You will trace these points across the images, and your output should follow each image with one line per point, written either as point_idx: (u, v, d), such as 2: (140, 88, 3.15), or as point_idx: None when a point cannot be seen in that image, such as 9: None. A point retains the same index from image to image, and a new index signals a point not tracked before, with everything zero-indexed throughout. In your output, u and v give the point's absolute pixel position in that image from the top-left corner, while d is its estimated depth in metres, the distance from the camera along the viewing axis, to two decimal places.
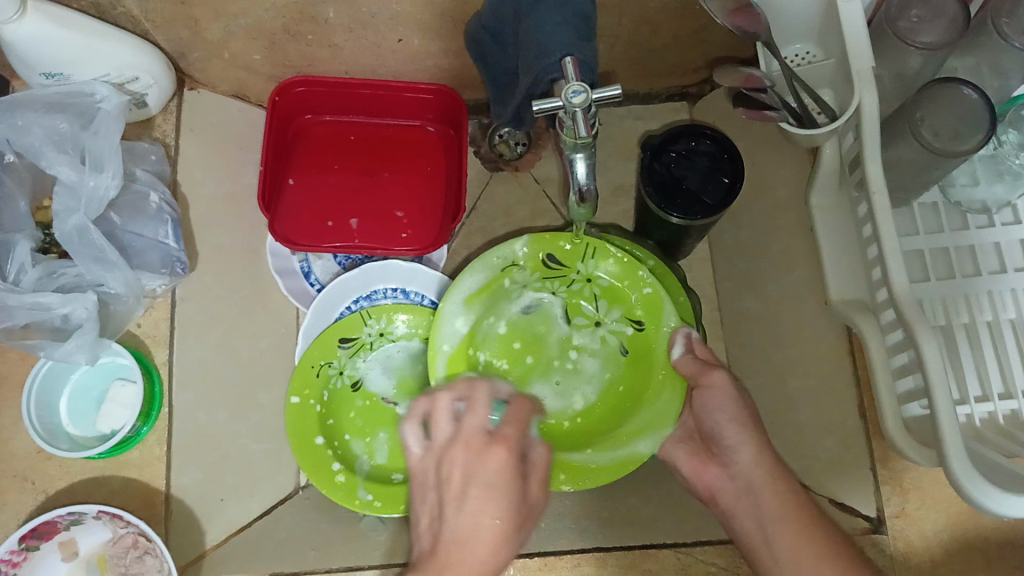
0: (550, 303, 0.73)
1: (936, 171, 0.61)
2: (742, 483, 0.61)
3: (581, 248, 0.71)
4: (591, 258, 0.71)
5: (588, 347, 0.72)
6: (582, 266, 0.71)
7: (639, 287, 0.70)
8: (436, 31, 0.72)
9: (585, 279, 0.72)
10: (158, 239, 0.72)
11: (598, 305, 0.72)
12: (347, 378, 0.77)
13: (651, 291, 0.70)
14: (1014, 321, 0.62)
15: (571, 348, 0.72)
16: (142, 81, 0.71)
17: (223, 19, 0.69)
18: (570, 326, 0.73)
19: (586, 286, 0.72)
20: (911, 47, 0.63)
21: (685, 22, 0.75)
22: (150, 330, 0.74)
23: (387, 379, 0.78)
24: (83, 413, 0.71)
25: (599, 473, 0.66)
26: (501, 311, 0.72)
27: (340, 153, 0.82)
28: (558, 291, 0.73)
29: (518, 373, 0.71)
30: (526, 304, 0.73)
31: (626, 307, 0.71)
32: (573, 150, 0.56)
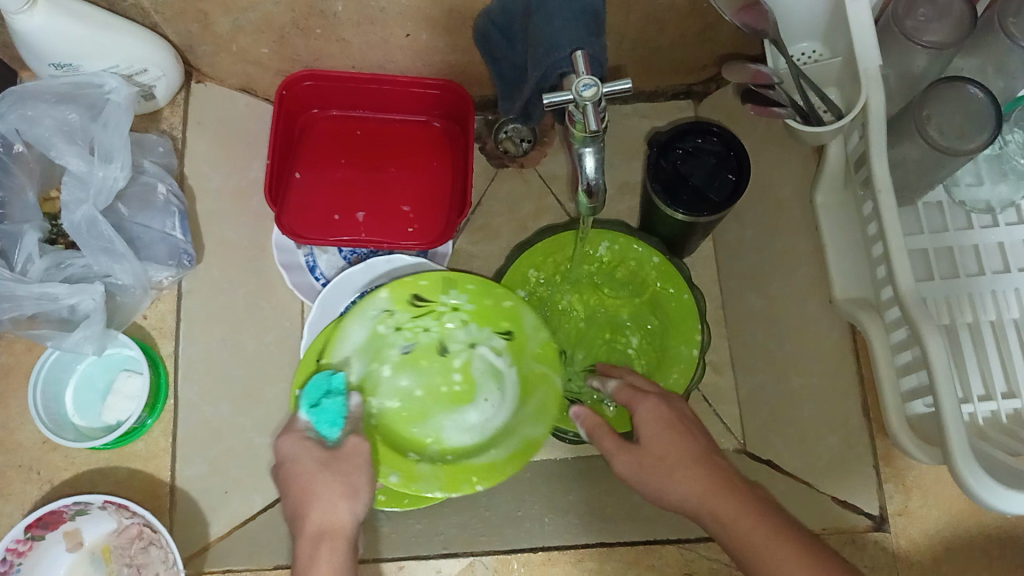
0: (425, 339, 0.75)
1: (940, 170, 0.61)
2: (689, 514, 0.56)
3: (439, 282, 0.73)
4: (450, 288, 0.73)
5: (468, 371, 0.74)
6: (445, 298, 0.74)
7: (502, 302, 0.73)
8: (444, 27, 0.72)
9: (451, 309, 0.74)
10: (166, 231, 0.72)
11: (469, 329, 0.75)
12: None
13: (513, 302, 0.73)
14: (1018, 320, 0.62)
15: (451, 376, 0.74)
16: (151, 74, 0.71)
17: (231, 13, 0.69)
18: (447, 355, 0.75)
19: (455, 314, 0.75)
20: (917, 46, 0.63)
21: (692, 20, 0.75)
22: (157, 322, 0.72)
23: None
24: (89, 406, 0.71)
25: (428, 485, 0.68)
26: (384, 357, 0.73)
27: (345, 147, 0.83)
28: (432, 325, 0.75)
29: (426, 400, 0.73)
30: (403, 345, 0.74)
31: (494, 325, 0.74)
32: (582, 144, 0.56)
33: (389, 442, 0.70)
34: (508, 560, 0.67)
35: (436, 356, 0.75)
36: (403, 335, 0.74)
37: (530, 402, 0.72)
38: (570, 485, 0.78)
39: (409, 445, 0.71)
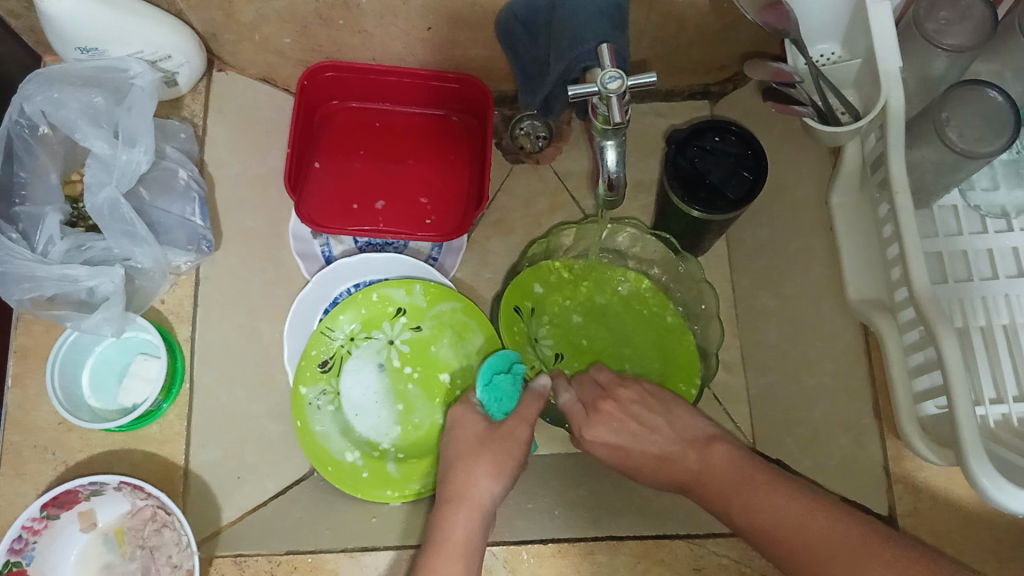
0: (354, 375, 0.79)
1: (957, 172, 0.62)
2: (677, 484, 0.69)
3: (322, 332, 0.77)
4: (333, 329, 0.78)
5: (410, 363, 0.80)
6: (337, 339, 0.78)
7: (377, 300, 0.80)
8: (465, 20, 0.73)
9: (348, 342, 0.79)
10: (185, 217, 0.72)
11: (368, 344, 0.80)
12: (354, 401, 0.78)
13: (379, 293, 0.79)
14: None
15: (407, 376, 0.80)
16: (174, 60, 0.71)
17: (256, 1, 0.70)
18: (378, 369, 0.80)
19: (353, 342, 0.79)
20: (937, 49, 0.64)
21: (712, 19, 0.76)
22: (175, 307, 0.73)
23: (382, 372, 0.80)
24: (105, 388, 0.72)
25: None
26: (344, 410, 0.78)
27: (364, 139, 0.83)
28: (349, 361, 0.79)
29: (405, 400, 0.79)
30: (341, 395, 0.78)
31: (372, 324, 0.80)
32: (603, 136, 0.57)
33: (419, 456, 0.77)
34: (518, 551, 0.67)
35: (375, 373, 0.80)
36: (343, 390, 0.78)
37: (453, 334, 0.80)
38: (579, 479, 0.78)
39: (435, 437, 0.78)
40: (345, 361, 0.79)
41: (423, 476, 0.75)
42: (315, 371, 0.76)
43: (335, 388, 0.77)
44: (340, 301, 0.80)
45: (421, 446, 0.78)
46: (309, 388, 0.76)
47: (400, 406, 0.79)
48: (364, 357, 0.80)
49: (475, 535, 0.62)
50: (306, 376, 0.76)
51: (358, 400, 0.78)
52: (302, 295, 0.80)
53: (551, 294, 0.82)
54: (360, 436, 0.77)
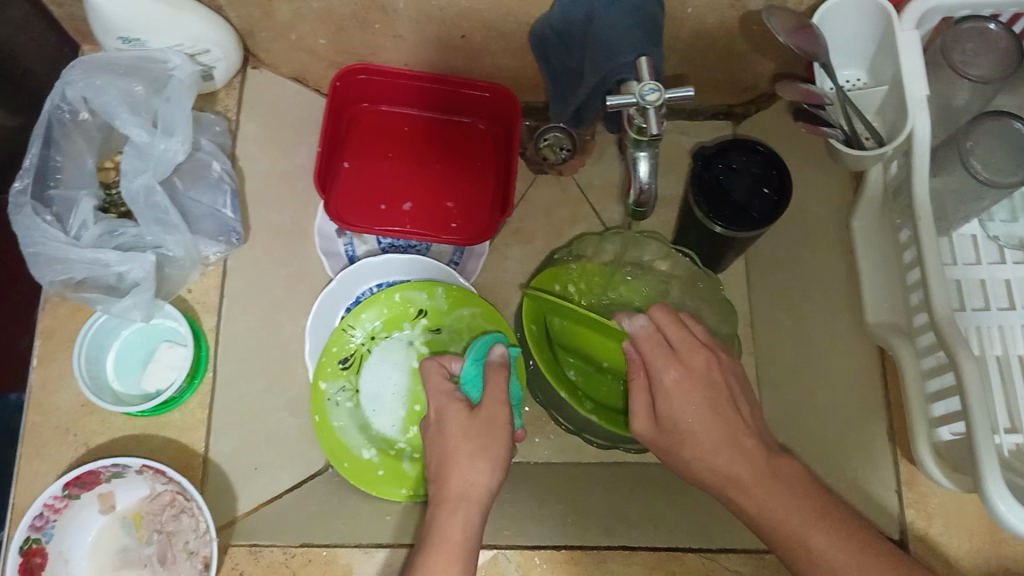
0: (373, 373, 0.79)
1: (981, 200, 0.63)
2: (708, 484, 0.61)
3: (342, 329, 0.78)
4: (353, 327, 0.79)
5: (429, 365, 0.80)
6: (357, 338, 0.79)
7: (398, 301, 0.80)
8: (499, 29, 0.74)
9: (369, 341, 0.80)
10: (216, 208, 0.73)
11: (389, 344, 0.80)
12: (373, 399, 0.79)
13: (400, 294, 0.80)
14: None
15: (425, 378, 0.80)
16: (212, 55, 0.72)
17: (294, 1, 0.71)
18: (398, 370, 0.80)
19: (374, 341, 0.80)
20: (963, 78, 0.65)
21: (741, 41, 0.77)
22: (200, 296, 0.74)
23: (402, 373, 0.80)
24: (129, 372, 0.72)
25: None
26: (361, 408, 0.78)
27: (392, 141, 0.84)
28: (370, 360, 0.79)
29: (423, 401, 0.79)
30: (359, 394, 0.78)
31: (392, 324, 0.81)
32: (637, 147, 0.58)
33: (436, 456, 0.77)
34: (529, 556, 0.68)
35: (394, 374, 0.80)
36: (362, 389, 0.79)
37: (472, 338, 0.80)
38: (590, 488, 0.79)
39: None
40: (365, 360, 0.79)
41: None
42: (335, 368, 0.77)
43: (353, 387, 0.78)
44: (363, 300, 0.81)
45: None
46: (329, 383, 0.76)
47: (418, 408, 0.79)
48: (384, 357, 0.80)
49: (472, 536, 0.59)
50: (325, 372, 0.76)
51: (377, 399, 0.79)
52: (326, 291, 0.81)
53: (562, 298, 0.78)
54: (378, 434, 0.78)
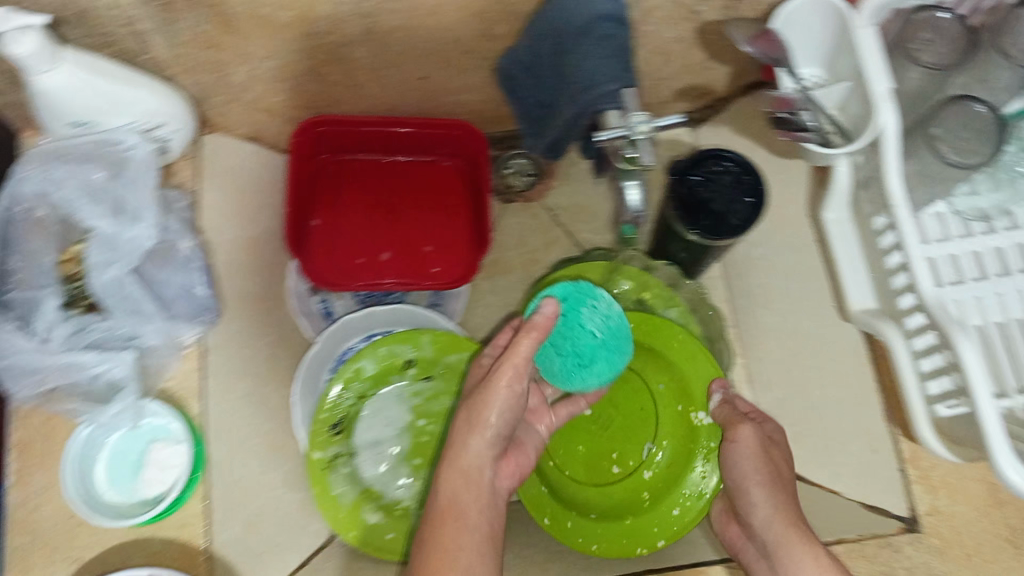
0: (363, 427, 0.79)
1: (947, 177, 0.68)
2: (760, 542, 0.67)
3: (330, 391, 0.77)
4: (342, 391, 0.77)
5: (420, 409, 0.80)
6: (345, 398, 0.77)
7: (379, 351, 0.78)
8: (462, 66, 0.73)
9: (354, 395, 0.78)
10: (188, 287, 0.71)
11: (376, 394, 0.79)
12: (364, 458, 0.78)
13: (383, 347, 0.78)
14: None
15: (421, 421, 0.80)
16: (168, 128, 0.69)
17: (250, 63, 0.69)
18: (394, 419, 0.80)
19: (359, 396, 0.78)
20: (916, 66, 0.68)
21: (698, 52, 0.78)
22: (181, 384, 0.72)
23: (389, 424, 0.79)
24: (121, 477, 0.68)
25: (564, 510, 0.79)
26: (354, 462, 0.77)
27: (358, 190, 0.81)
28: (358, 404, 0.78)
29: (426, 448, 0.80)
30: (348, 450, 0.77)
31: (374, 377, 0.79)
32: (626, 176, 0.59)
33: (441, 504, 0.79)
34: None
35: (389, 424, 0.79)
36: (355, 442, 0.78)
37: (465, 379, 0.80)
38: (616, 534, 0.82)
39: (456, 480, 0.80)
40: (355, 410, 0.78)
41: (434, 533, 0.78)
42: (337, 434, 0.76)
43: (347, 450, 0.77)
44: (348, 359, 0.79)
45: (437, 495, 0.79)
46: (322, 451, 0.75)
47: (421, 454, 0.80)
48: (372, 413, 0.79)
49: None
50: (324, 444, 0.75)
51: (371, 456, 0.78)
52: (306, 357, 0.77)
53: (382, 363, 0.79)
54: (383, 497, 0.78)
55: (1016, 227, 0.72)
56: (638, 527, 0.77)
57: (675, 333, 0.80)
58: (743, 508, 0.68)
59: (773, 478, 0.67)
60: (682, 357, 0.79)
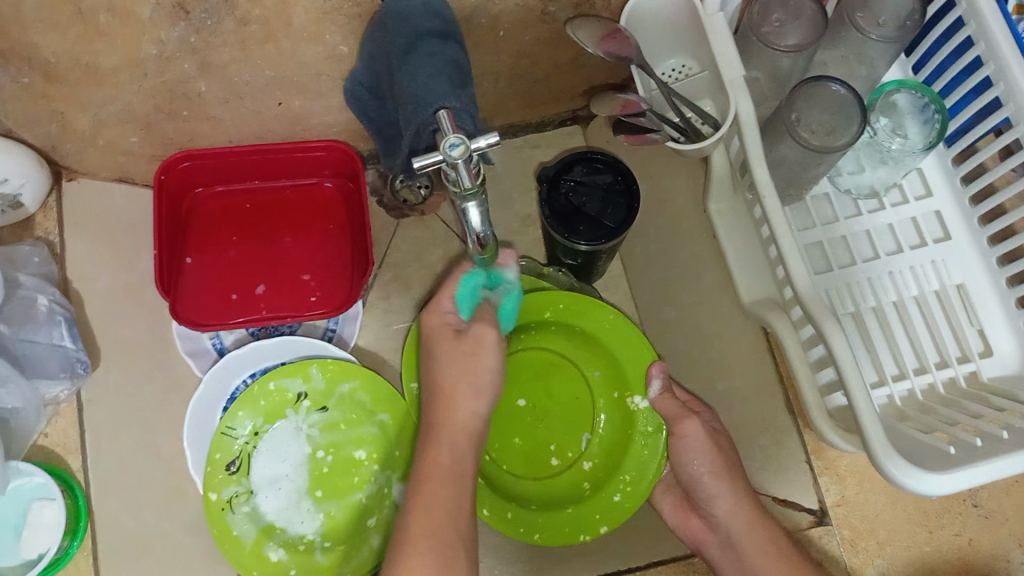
0: (265, 466, 0.76)
1: (816, 166, 0.63)
2: (723, 533, 0.67)
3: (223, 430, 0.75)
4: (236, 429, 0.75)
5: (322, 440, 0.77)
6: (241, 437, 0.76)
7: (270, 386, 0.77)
8: (315, 90, 0.71)
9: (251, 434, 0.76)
10: (54, 342, 0.71)
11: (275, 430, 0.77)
12: (266, 496, 0.75)
13: (273, 382, 0.77)
14: (937, 291, 0.66)
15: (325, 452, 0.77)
16: (13, 183, 0.69)
17: (90, 108, 0.66)
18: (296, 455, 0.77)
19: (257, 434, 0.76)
20: (777, 51, 0.64)
21: (563, 51, 0.75)
22: (59, 439, 0.72)
23: (290, 461, 0.77)
24: (1, 544, 0.68)
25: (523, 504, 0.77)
26: (255, 503, 0.75)
27: (236, 223, 0.81)
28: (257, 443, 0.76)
29: (333, 481, 0.77)
30: (248, 489, 0.75)
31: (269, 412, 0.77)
32: (463, 199, 0.55)
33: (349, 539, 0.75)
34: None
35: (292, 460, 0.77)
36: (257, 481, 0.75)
37: (361, 406, 0.78)
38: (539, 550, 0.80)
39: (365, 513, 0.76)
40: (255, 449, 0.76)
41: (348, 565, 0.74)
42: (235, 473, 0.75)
43: (246, 489, 0.75)
44: (237, 397, 0.77)
45: (346, 530, 0.76)
46: (218, 492, 0.73)
47: (326, 489, 0.76)
48: (271, 449, 0.76)
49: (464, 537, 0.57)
50: (218, 485, 0.74)
51: (275, 495, 0.76)
52: (195, 399, 0.77)
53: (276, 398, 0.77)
54: (287, 533, 0.75)
55: (906, 200, 0.68)
56: (585, 519, 0.75)
57: (611, 320, 0.78)
58: (701, 501, 0.69)
59: (720, 462, 0.68)
60: (617, 343, 0.78)
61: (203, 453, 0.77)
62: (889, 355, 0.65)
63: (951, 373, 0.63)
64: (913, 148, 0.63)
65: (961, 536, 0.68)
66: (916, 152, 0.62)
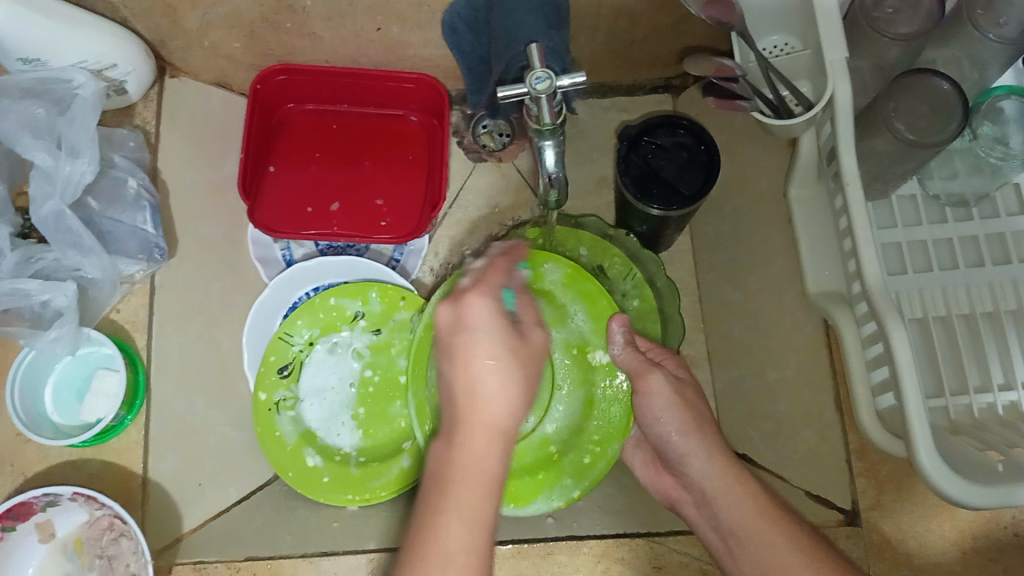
0: (315, 375, 0.79)
1: (911, 161, 0.60)
2: (698, 490, 0.64)
3: (281, 334, 0.78)
4: (293, 335, 0.78)
5: (370, 363, 0.80)
6: (297, 344, 0.78)
7: (330, 300, 0.79)
8: (414, 21, 0.71)
9: (306, 343, 0.79)
10: (137, 226, 0.76)
11: (330, 344, 0.80)
12: (312, 405, 0.78)
13: (335, 296, 0.79)
14: (1014, 312, 0.61)
15: (371, 374, 0.79)
16: (121, 69, 0.74)
17: (200, 8, 0.69)
18: (346, 372, 0.80)
19: (311, 344, 0.79)
20: (886, 38, 0.61)
21: (665, 14, 0.74)
22: (130, 317, 0.79)
23: (338, 376, 0.79)
24: (67, 403, 0.75)
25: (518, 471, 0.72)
26: (300, 408, 0.78)
27: (321, 141, 0.84)
28: (309, 353, 0.79)
29: (377, 401, 0.79)
30: (295, 394, 0.78)
31: (326, 324, 0.79)
32: (540, 137, 0.56)
33: (382, 458, 0.77)
34: (576, 544, 0.72)
35: (340, 376, 0.79)
36: (306, 387, 0.78)
37: (414, 333, 0.80)
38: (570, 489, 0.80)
39: (403, 437, 0.78)
40: (308, 358, 0.79)
41: (383, 477, 0.75)
42: (286, 377, 0.77)
43: (294, 394, 0.78)
44: (298, 306, 0.80)
45: (384, 448, 0.78)
46: (267, 392, 0.76)
47: (370, 409, 0.79)
48: (321, 361, 0.79)
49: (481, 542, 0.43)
50: (268, 385, 0.76)
51: (318, 404, 0.78)
52: (258, 302, 0.80)
53: (333, 313, 0.79)
54: (323, 443, 0.77)
55: (997, 214, 0.64)
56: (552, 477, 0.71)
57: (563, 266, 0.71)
58: (673, 459, 0.66)
59: (689, 418, 0.65)
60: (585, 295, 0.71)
61: (258, 353, 0.79)
62: (952, 368, 0.61)
63: (1014, 395, 0.58)
64: (1015, 156, 0.59)
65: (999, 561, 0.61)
66: (1017, 162, 0.59)
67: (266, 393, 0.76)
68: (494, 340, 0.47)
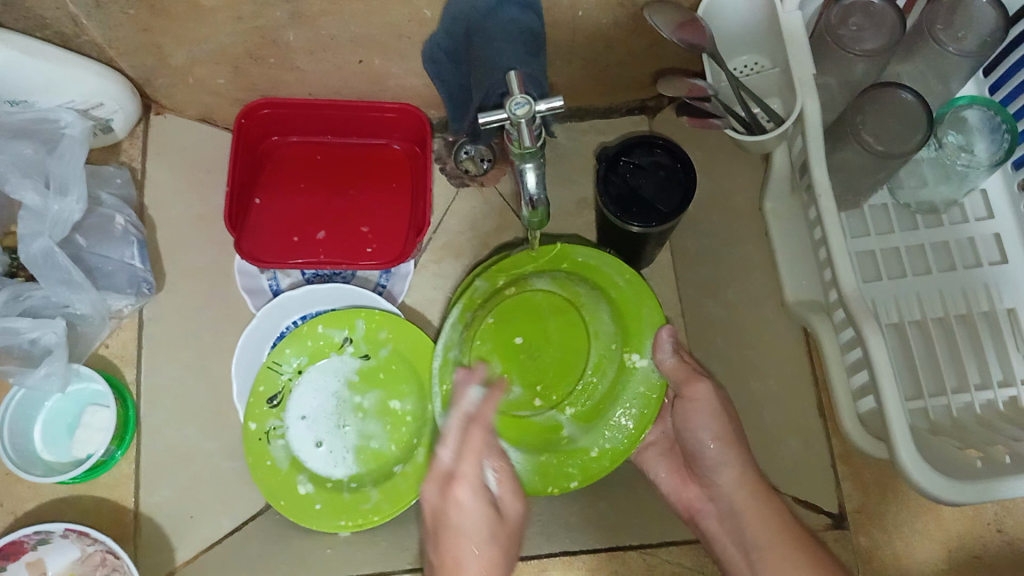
0: (305, 403, 0.79)
1: (882, 171, 0.62)
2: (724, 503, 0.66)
3: (269, 364, 0.78)
4: (281, 367, 0.78)
5: (355, 390, 0.80)
6: (285, 375, 0.79)
7: (315, 329, 0.80)
8: (396, 53, 0.73)
9: (294, 373, 0.79)
10: (125, 260, 0.78)
11: (319, 372, 0.80)
12: (302, 437, 0.78)
13: (321, 325, 0.80)
14: (988, 313, 0.62)
15: (362, 401, 0.80)
16: (107, 108, 0.75)
17: (186, 45, 0.71)
18: (336, 399, 0.80)
19: (300, 376, 0.79)
20: (852, 55, 0.63)
21: (639, 38, 0.77)
22: (119, 350, 0.80)
23: (327, 403, 0.79)
24: (57, 441, 0.75)
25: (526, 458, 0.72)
26: (290, 437, 0.78)
27: (306, 172, 0.85)
28: (297, 381, 0.79)
29: (367, 428, 0.79)
30: (284, 425, 0.78)
31: (312, 352, 0.80)
32: (522, 160, 0.58)
33: (376, 482, 0.77)
34: (569, 558, 0.72)
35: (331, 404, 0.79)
36: (296, 417, 0.78)
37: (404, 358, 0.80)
38: None
39: (395, 459, 0.78)
40: (297, 390, 0.79)
41: (376, 501, 0.76)
42: (277, 406, 0.78)
43: (285, 421, 0.78)
44: (287, 335, 0.81)
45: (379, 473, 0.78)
46: (257, 422, 0.76)
47: (362, 432, 0.79)
48: (310, 389, 0.79)
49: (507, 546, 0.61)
50: (257, 418, 0.76)
51: (307, 432, 0.78)
52: (247, 332, 0.80)
53: (320, 343, 0.80)
54: (314, 469, 0.77)
55: (965, 220, 0.66)
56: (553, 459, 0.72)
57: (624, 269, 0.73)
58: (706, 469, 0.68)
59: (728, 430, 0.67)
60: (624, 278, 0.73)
61: (248, 385, 0.80)
62: (928, 371, 0.62)
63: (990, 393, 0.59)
64: (980, 164, 0.61)
65: (981, 558, 0.63)
66: (982, 168, 0.61)
67: (254, 422, 0.76)
68: (455, 514, 0.60)
